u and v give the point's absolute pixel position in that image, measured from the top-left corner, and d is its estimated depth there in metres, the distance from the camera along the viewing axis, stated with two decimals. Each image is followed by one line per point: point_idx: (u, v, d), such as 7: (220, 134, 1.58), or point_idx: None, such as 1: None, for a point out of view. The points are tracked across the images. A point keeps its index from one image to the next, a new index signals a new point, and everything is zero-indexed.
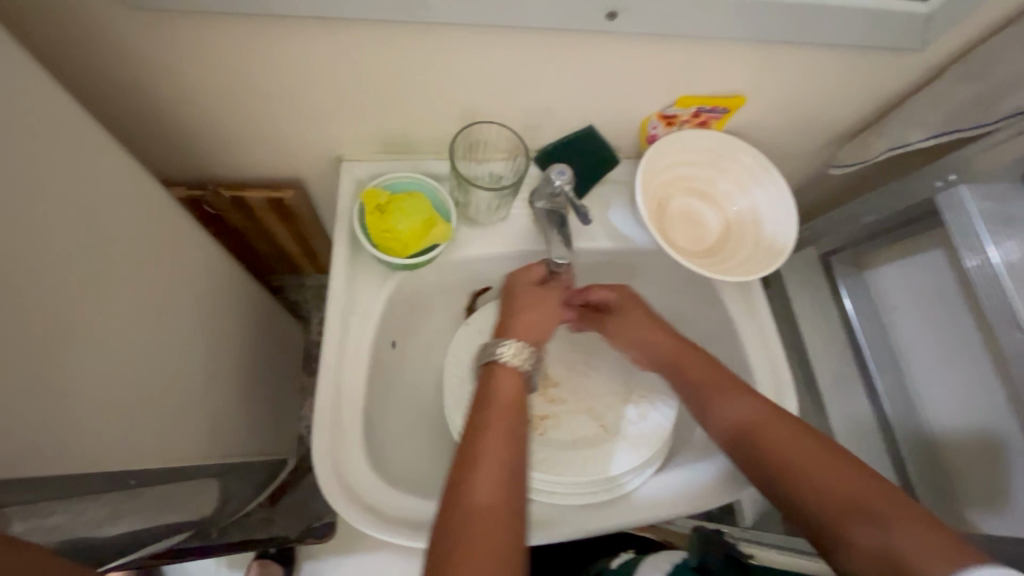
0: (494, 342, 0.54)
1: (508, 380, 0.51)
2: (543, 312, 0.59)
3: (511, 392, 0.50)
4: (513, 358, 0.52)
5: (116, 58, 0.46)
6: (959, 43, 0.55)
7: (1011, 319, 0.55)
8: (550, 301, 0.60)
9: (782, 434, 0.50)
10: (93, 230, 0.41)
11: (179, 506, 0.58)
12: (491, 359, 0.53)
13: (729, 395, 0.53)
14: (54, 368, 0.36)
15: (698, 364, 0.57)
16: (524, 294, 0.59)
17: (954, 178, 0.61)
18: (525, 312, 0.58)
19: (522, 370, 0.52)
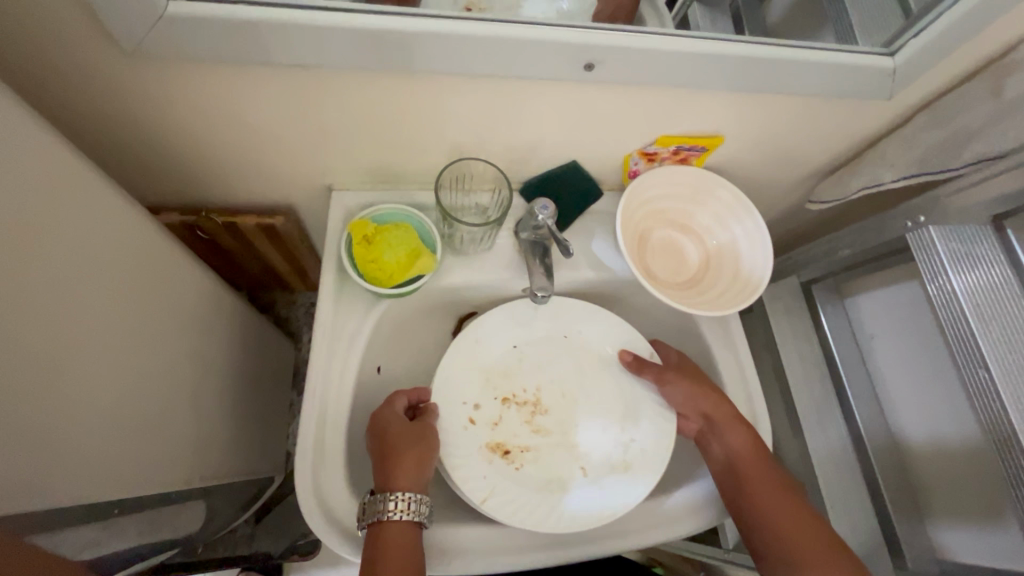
0: (376, 501, 0.52)
1: (394, 541, 0.50)
2: (407, 439, 0.56)
3: (398, 551, 0.50)
4: (402, 511, 0.51)
5: (109, 97, 0.47)
6: (925, 92, 0.58)
7: (974, 356, 0.57)
8: (424, 432, 0.57)
9: (760, 467, 0.58)
10: (75, 263, 0.42)
11: (159, 528, 0.59)
12: (377, 517, 0.51)
13: (734, 430, 0.60)
14: (37, 400, 0.38)
15: (712, 398, 0.62)
16: (397, 428, 0.56)
17: (923, 219, 0.63)
18: (397, 446, 0.55)
19: (411, 522, 0.51)
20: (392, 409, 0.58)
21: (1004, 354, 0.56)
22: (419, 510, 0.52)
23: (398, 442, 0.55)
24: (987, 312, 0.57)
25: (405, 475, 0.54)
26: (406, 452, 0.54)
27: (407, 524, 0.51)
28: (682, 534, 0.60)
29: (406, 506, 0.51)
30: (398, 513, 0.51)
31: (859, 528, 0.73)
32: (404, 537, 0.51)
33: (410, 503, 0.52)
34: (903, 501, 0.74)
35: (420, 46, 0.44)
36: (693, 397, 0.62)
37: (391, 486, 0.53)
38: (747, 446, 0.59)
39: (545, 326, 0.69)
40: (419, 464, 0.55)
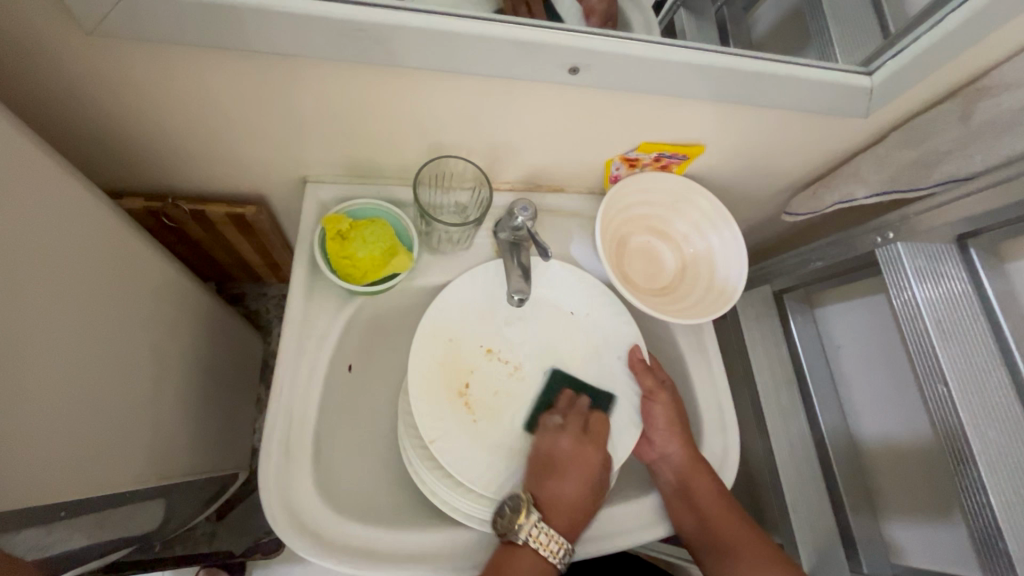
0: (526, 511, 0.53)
1: (530, 563, 0.51)
2: (575, 474, 0.56)
3: (528, 570, 0.51)
4: (543, 546, 0.52)
5: (66, 74, 0.44)
6: (899, 112, 0.59)
7: (935, 370, 0.58)
8: (586, 462, 0.57)
9: (709, 484, 0.60)
10: (20, 251, 0.39)
11: (113, 529, 0.57)
12: (512, 537, 0.52)
13: (686, 447, 0.61)
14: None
15: (683, 427, 0.62)
16: (574, 445, 0.57)
17: (892, 235, 0.65)
18: (565, 483, 0.56)
19: (550, 563, 0.52)
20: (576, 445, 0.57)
21: (962, 370, 0.58)
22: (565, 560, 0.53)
23: (546, 460, 0.58)
24: (948, 328, 0.59)
25: (561, 514, 0.55)
26: (567, 487, 0.55)
27: (540, 559, 0.52)
28: (630, 543, 0.59)
29: (553, 546, 0.52)
30: (545, 547, 0.52)
31: (819, 533, 0.75)
32: (544, 568, 0.52)
33: (562, 546, 0.53)
34: (863, 506, 0.77)
35: (403, 40, 0.43)
36: (670, 425, 0.61)
37: (548, 516, 0.54)
38: (706, 478, 0.60)
39: (550, 297, 0.66)
40: (575, 511, 0.55)
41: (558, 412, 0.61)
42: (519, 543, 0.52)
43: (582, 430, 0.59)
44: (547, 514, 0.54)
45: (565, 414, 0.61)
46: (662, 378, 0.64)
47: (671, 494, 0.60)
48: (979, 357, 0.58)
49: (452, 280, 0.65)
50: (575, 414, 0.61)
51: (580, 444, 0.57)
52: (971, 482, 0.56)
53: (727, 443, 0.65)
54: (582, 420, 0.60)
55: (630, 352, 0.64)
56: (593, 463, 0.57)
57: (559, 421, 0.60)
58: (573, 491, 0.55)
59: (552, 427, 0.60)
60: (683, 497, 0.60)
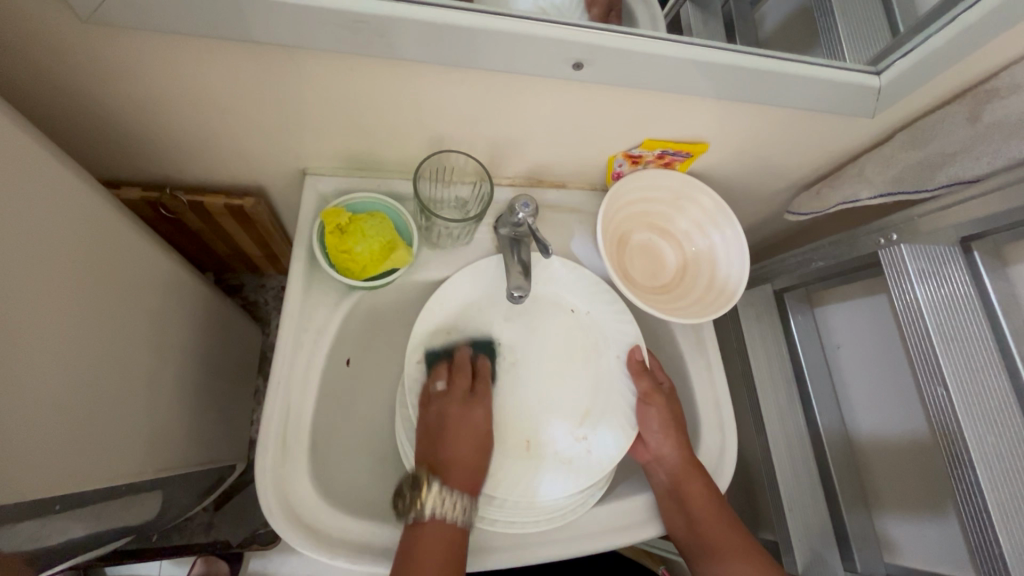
0: (421, 481, 0.54)
1: (438, 535, 0.51)
2: (462, 437, 0.57)
3: (435, 534, 0.51)
4: (442, 508, 0.52)
5: (60, 62, 0.44)
6: (907, 112, 0.58)
7: (935, 373, 0.58)
8: (471, 420, 0.58)
9: (701, 489, 0.59)
10: (14, 241, 0.39)
11: (110, 520, 0.57)
12: (416, 513, 0.52)
13: (681, 451, 0.61)
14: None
15: (678, 430, 0.61)
16: (448, 406, 0.58)
17: (896, 237, 0.64)
18: (459, 448, 0.56)
19: (456, 520, 0.52)
20: (462, 401, 0.59)
21: (961, 374, 0.57)
22: (463, 510, 0.53)
23: (435, 427, 0.58)
24: (949, 331, 0.59)
25: (460, 475, 0.55)
26: (461, 448, 0.56)
27: (446, 520, 0.52)
28: (623, 542, 0.59)
29: (454, 506, 0.53)
30: (444, 506, 0.52)
31: (814, 533, 0.75)
32: (454, 535, 0.52)
33: (462, 504, 0.53)
34: (859, 508, 0.77)
35: (405, 33, 0.43)
36: (665, 428, 0.61)
37: (446, 478, 0.54)
38: (699, 482, 0.60)
39: (551, 295, 0.66)
40: (471, 470, 0.56)
41: (441, 375, 0.60)
42: (426, 519, 0.52)
43: (467, 393, 0.60)
44: (447, 481, 0.54)
45: (450, 374, 0.61)
46: (662, 382, 0.64)
47: (664, 496, 0.60)
48: (980, 360, 0.58)
49: (453, 274, 0.65)
50: (462, 374, 0.61)
51: (462, 397, 0.59)
52: (969, 486, 0.55)
53: (725, 443, 0.65)
54: (468, 379, 0.61)
55: (630, 352, 0.64)
56: (480, 427, 0.59)
57: (445, 387, 0.60)
58: (467, 457, 0.56)
59: (437, 394, 0.59)
60: (675, 501, 0.60)
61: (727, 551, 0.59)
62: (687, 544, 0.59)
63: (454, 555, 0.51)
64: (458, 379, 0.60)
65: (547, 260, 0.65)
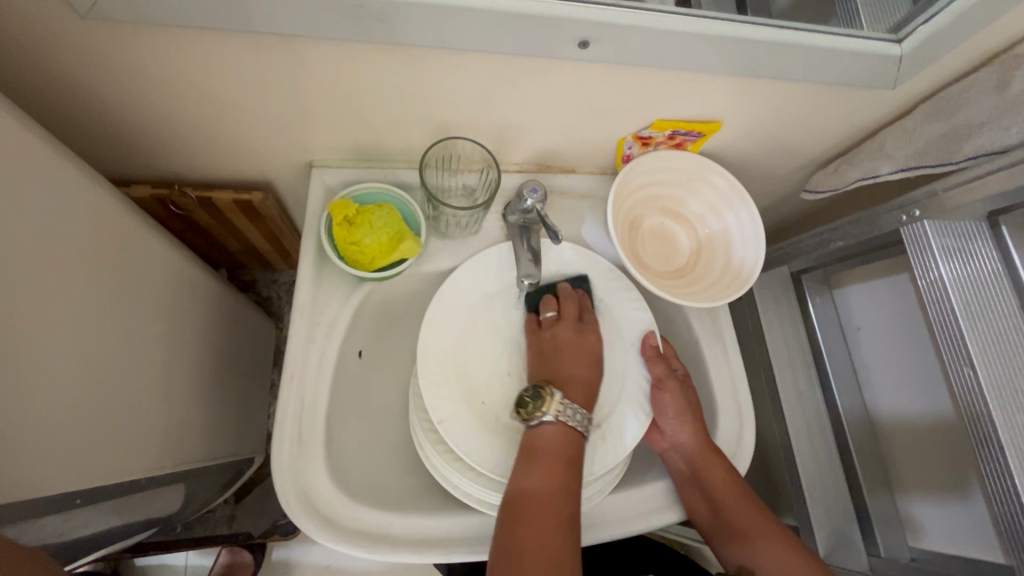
0: (541, 387, 0.56)
1: (559, 437, 0.53)
2: (576, 357, 0.59)
3: (548, 463, 0.51)
4: (561, 415, 0.53)
5: (62, 59, 0.44)
6: (930, 82, 0.56)
7: (961, 352, 0.56)
8: (578, 342, 0.60)
9: (723, 473, 0.59)
10: (23, 243, 0.39)
11: (132, 513, 0.58)
12: (533, 420, 0.54)
13: (699, 436, 0.60)
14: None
15: (694, 416, 0.61)
16: (559, 328, 0.61)
17: (918, 213, 0.61)
18: (575, 365, 0.59)
19: (574, 428, 0.53)
20: (569, 326, 0.61)
21: (989, 351, 0.55)
22: (583, 420, 0.54)
23: (552, 350, 0.60)
24: (975, 308, 0.57)
25: (580, 392, 0.57)
26: (576, 366, 0.59)
27: (561, 430, 0.53)
28: (639, 529, 0.58)
29: (569, 411, 0.54)
30: (563, 414, 0.53)
31: (835, 517, 0.74)
32: (569, 436, 0.53)
33: (584, 413, 0.55)
34: (881, 492, 0.75)
35: (405, 17, 0.41)
36: (681, 413, 0.60)
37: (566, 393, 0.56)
38: (719, 466, 0.59)
39: (562, 282, 0.65)
40: (585, 384, 0.58)
41: (551, 305, 0.62)
42: (549, 421, 0.53)
43: (578, 321, 0.61)
44: (566, 394, 0.56)
45: (557, 304, 0.62)
46: (678, 368, 0.63)
47: (683, 483, 0.59)
48: (1009, 338, 0.56)
49: (462, 264, 0.64)
50: (570, 302, 0.62)
51: (568, 328, 0.60)
52: (997, 467, 0.54)
53: (742, 429, 0.64)
54: (576, 308, 0.62)
55: (644, 338, 0.63)
56: (594, 350, 0.60)
57: (554, 316, 0.62)
58: (581, 372, 0.58)
59: (548, 322, 0.61)
60: (696, 486, 0.59)
61: (750, 535, 0.58)
62: (709, 526, 0.59)
63: (567, 459, 0.52)
64: (567, 313, 0.61)
65: (557, 247, 0.64)
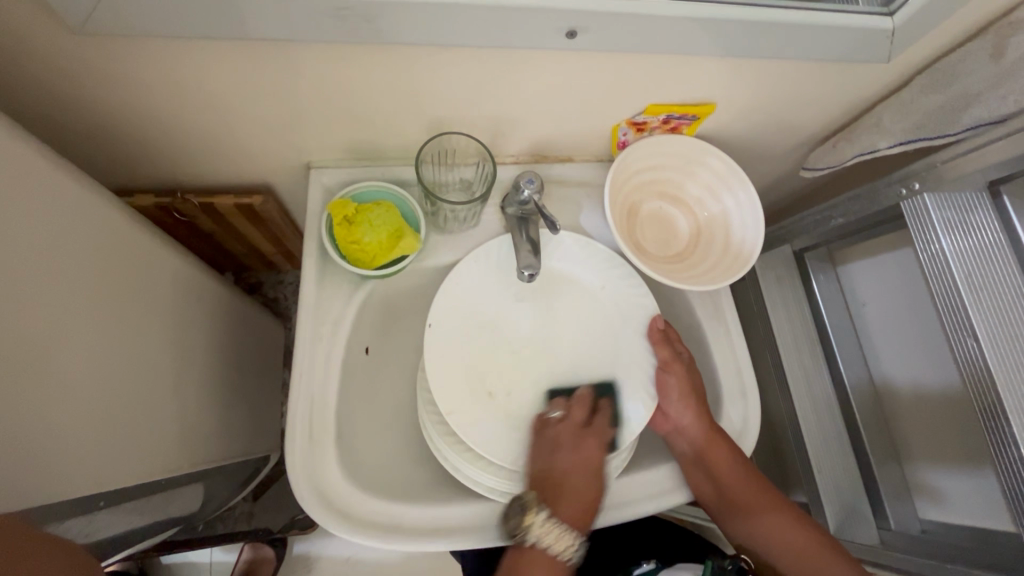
0: (522, 506, 0.55)
1: (541, 565, 0.54)
2: (581, 471, 0.57)
3: None
4: (546, 541, 0.54)
5: (57, 75, 0.44)
6: (925, 53, 0.55)
7: (964, 326, 0.56)
8: (580, 449, 0.57)
9: (726, 454, 0.60)
10: (31, 257, 0.40)
11: (154, 512, 0.60)
12: (520, 542, 0.55)
13: (702, 420, 0.61)
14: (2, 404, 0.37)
15: (698, 400, 0.61)
16: (563, 433, 0.58)
17: (918, 186, 0.61)
18: (569, 477, 0.57)
19: (558, 559, 0.55)
20: (575, 436, 0.58)
21: (993, 324, 0.55)
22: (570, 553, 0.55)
23: (550, 459, 0.57)
24: (978, 281, 0.57)
25: (574, 510, 0.56)
26: (571, 472, 0.57)
27: (550, 559, 0.54)
28: (649, 511, 0.59)
29: (561, 542, 0.54)
30: (551, 541, 0.54)
31: (843, 493, 0.75)
32: (553, 566, 0.54)
33: (568, 541, 0.55)
34: (890, 466, 0.76)
35: (392, 16, 0.42)
36: (684, 396, 0.61)
37: (555, 509, 0.56)
38: (723, 447, 0.60)
39: (563, 270, 0.65)
40: (585, 501, 0.57)
41: (557, 404, 0.60)
42: (531, 545, 0.54)
43: (584, 425, 0.59)
44: (556, 510, 0.55)
45: (569, 405, 0.60)
46: (680, 353, 0.63)
47: (690, 467, 0.60)
48: (1013, 308, 0.56)
49: (464, 257, 0.64)
50: (580, 406, 0.59)
51: (574, 437, 0.58)
52: (1001, 437, 0.54)
53: (747, 409, 0.64)
54: (586, 411, 0.59)
55: (651, 322, 0.64)
56: (594, 460, 0.57)
57: (561, 416, 0.59)
58: (579, 487, 0.57)
59: (553, 422, 0.59)
60: (701, 469, 0.60)
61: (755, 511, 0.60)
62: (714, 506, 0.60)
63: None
64: (574, 416, 0.59)
65: (556, 237, 0.64)
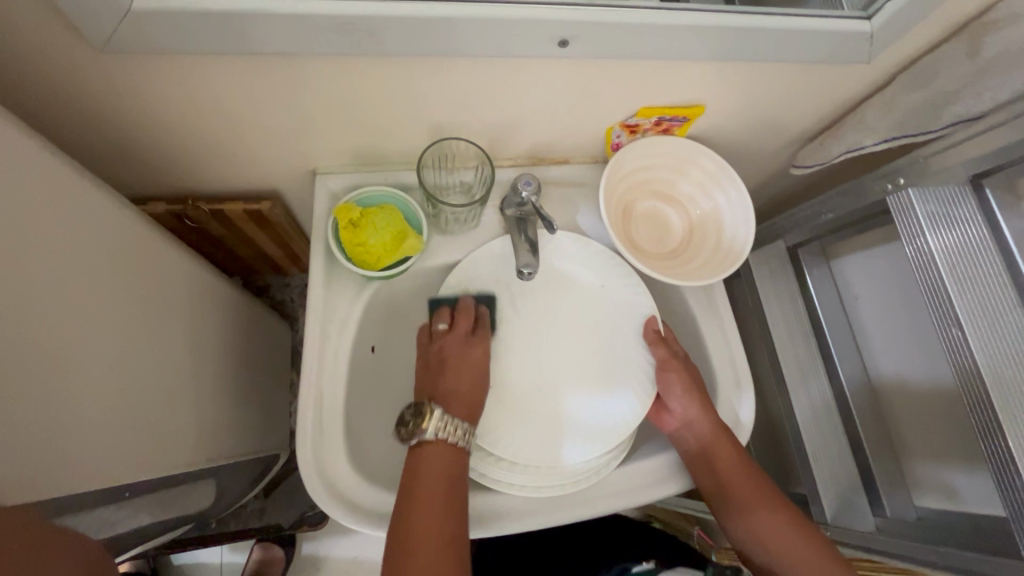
0: (420, 406, 0.55)
1: (440, 457, 0.54)
2: (461, 370, 0.59)
3: (433, 479, 0.53)
4: (445, 434, 0.54)
5: (75, 91, 0.47)
6: (905, 53, 0.58)
7: (950, 316, 0.58)
8: (470, 354, 0.60)
9: (732, 453, 0.61)
10: (56, 263, 0.43)
11: (170, 507, 0.63)
12: (417, 440, 0.54)
13: (708, 417, 0.62)
14: (29, 399, 0.39)
15: (702, 396, 0.63)
16: (447, 341, 0.60)
17: (902, 181, 0.64)
18: (460, 380, 0.59)
19: (456, 446, 0.54)
20: (461, 339, 0.60)
21: (978, 312, 0.57)
22: (466, 438, 0.55)
23: (439, 365, 0.59)
24: (962, 272, 0.59)
25: (458, 402, 0.57)
26: (460, 380, 0.59)
27: (447, 447, 0.54)
28: (647, 498, 0.61)
29: (458, 432, 0.55)
30: (447, 433, 0.54)
31: (839, 481, 0.77)
32: (455, 457, 0.54)
33: (465, 429, 0.55)
34: (885, 457, 0.78)
35: (391, 29, 0.44)
36: (688, 391, 0.62)
37: (447, 408, 0.56)
38: (728, 445, 0.61)
39: (561, 268, 0.68)
40: (472, 399, 0.58)
41: (443, 316, 0.62)
42: (430, 441, 0.54)
43: (468, 334, 0.61)
44: (448, 410, 0.56)
45: (450, 316, 0.62)
46: (679, 350, 0.65)
47: (692, 460, 0.61)
48: (998, 299, 0.57)
49: (468, 256, 0.67)
50: (463, 313, 0.62)
51: (455, 340, 0.60)
52: (988, 423, 0.56)
53: (742, 399, 0.66)
54: (470, 321, 0.62)
55: (646, 323, 0.65)
56: (478, 363, 0.60)
57: (446, 328, 0.62)
58: (462, 384, 0.59)
59: (438, 334, 0.61)
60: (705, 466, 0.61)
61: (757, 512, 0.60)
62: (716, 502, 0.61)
63: (454, 470, 0.54)
64: (456, 321, 0.62)
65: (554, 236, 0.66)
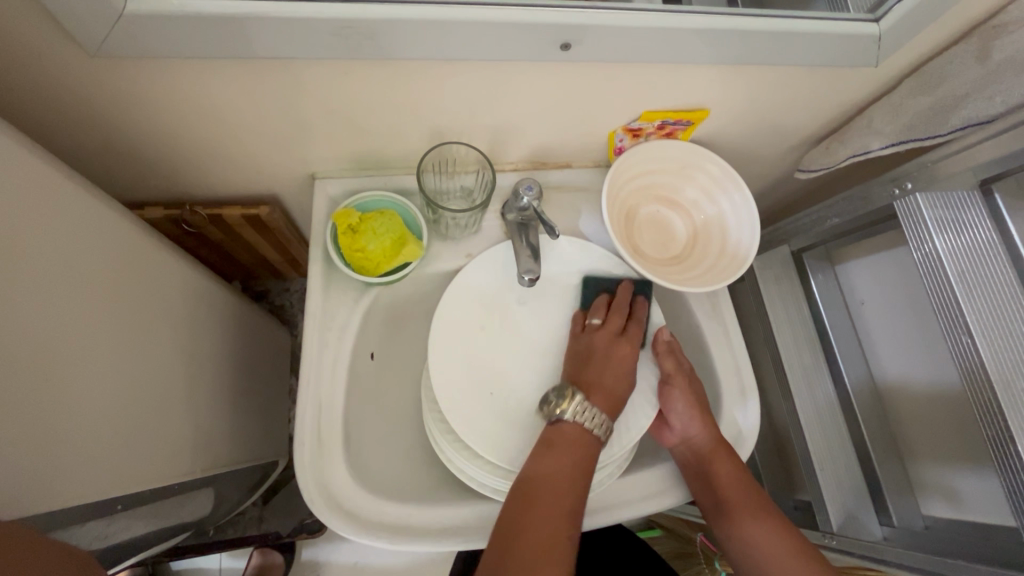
0: (558, 391, 0.56)
1: (573, 442, 0.53)
2: (603, 366, 0.58)
3: (563, 459, 0.52)
4: (577, 417, 0.54)
5: (71, 96, 0.46)
6: (913, 56, 0.57)
7: (959, 322, 0.57)
8: (620, 349, 0.60)
9: (728, 469, 0.60)
10: (50, 271, 0.42)
11: (167, 516, 0.62)
12: (553, 419, 0.55)
13: (705, 431, 0.61)
14: (23, 409, 0.38)
15: (703, 409, 0.61)
16: (598, 335, 0.61)
17: (910, 186, 0.62)
18: (604, 375, 0.58)
19: (587, 433, 0.54)
20: (609, 333, 0.60)
21: (987, 318, 0.56)
22: (597, 426, 0.54)
23: (587, 357, 0.59)
24: (971, 277, 0.58)
25: (603, 395, 0.56)
26: (607, 373, 0.58)
27: (581, 431, 0.54)
28: (649, 509, 0.61)
29: (593, 421, 0.54)
30: (580, 418, 0.54)
31: (847, 490, 0.75)
32: (586, 445, 0.54)
33: (599, 421, 0.55)
34: (891, 465, 0.77)
35: (392, 32, 0.43)
36: (689, 407, 0.61)
37: (589, 397, 0.56)
38: (726, 461, 0.60)
39: (563, 274, 0.67)
40: (613, 395, 0.57)
41: (597, 312, 0.63)
42: (564, 421, 0.54)
43: (620, 329, 0.61)
44: (590, 398, 0.56)
45: (603, 312, 0.63)
46: (684, 362, 0.64)
47: (693, 477, 0.61)
48: (1007, 305, 0.56)
49: (470, 262, 0.66)
50: (615, 313, 0.63)
51: (604, 334, 0.60)
52: (999, 433, 0.55)
53: (747, 408, 0.65)
54: (621, 317, 0.62)
55: (657, 334, 0.65)
56: (626, 362, 0.60)
57: (599, 323, 0.62)
58: (609, 379, 0.58)
59: (591, 328, 0.62)
60: (701, 480, 0.60)
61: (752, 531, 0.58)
62: (714, 517, 0.60)
63: (585, 460, 0.53)
64: (616, 306, 0.63)
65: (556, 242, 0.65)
